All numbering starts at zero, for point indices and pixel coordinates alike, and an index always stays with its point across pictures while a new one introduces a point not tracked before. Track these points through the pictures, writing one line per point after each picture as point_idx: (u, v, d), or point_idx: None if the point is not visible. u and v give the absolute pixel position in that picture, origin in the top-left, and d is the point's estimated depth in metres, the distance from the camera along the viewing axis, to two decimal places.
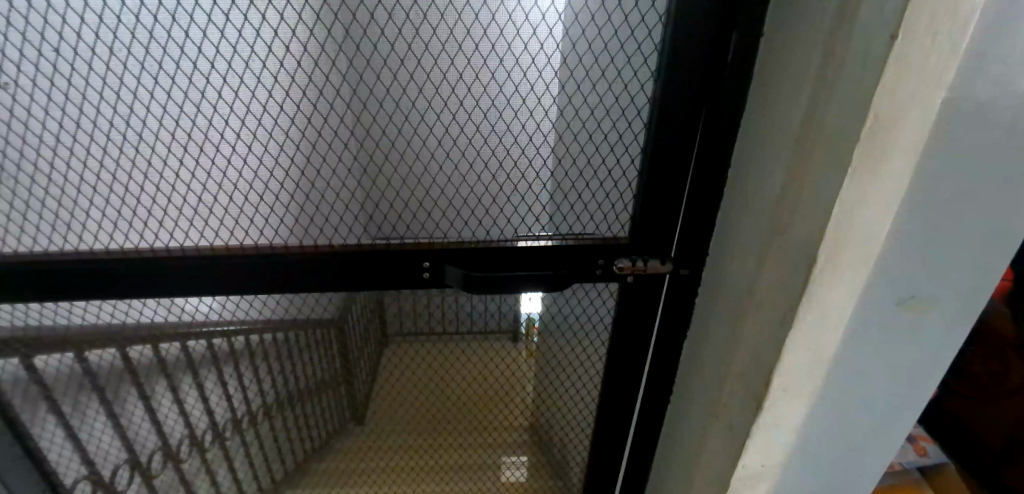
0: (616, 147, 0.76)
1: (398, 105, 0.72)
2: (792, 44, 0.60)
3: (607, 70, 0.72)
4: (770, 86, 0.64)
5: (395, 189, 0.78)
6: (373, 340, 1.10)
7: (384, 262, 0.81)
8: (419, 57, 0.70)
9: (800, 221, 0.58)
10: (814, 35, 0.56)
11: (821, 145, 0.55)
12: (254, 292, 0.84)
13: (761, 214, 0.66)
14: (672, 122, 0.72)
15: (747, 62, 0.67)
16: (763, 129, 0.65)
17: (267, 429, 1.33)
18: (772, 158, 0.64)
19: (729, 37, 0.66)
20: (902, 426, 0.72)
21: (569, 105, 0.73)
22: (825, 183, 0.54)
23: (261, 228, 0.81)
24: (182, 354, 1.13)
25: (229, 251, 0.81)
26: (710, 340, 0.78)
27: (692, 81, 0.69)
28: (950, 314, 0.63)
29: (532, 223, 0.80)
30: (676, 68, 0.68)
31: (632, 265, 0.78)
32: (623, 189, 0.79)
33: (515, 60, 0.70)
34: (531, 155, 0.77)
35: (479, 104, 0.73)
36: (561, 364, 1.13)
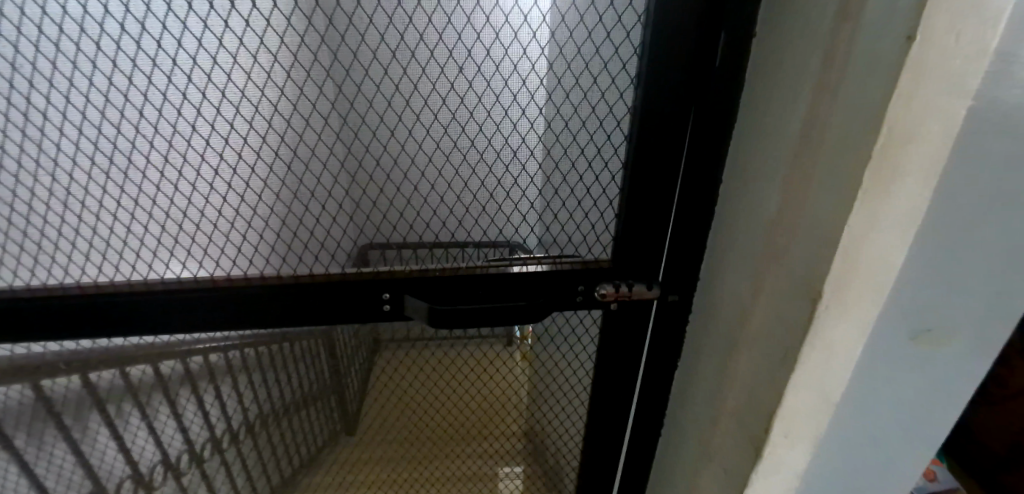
0: (594, 163, 0.69)
1: (345, 122, 0.63)
2: (791, 44, 0.52)
3: (580, 77, 0.64)
4: (765, 91, 0.56)
5: (348, 214, 0.69)
6: (361, 349, 1.01)
7: (342, 292, 0.73)
8: (367, 67, 0.60)
9: (800, 249, 0.51)
10: (813, 34, 0.49)
11: (823, 162, 0.47)
12: (215, 325, 0.75)
13: (758, 237, 0.58)
14: (658, 134, 0.64)
15: (739, 64, 0.59)
16: (760, 140, 0.58)
17: (250, 450, 1.19)
18: (769, 173, 0.56)
19: (718, 37, 0.58)
20: (922, 426, 0.62)
21: (540, 117, 0.66)
22: (833, 207, 0.46)
23: (200, 260, 0.71)
24: (153, 376, 1.03)
25: (171, 288, 0.71)
26: (704, 372, 0.70)
27: (678, 87, 0.61)
28: (968, 333, 0.55)
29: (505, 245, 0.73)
30: (660, 73, 0.60)
31: (616, 290, 0.70)
32: (603, 208, 0.71)
33: (477, 68, 0.62)
34: (500, 173, 0.69)
35: (439, 119, 0.65)
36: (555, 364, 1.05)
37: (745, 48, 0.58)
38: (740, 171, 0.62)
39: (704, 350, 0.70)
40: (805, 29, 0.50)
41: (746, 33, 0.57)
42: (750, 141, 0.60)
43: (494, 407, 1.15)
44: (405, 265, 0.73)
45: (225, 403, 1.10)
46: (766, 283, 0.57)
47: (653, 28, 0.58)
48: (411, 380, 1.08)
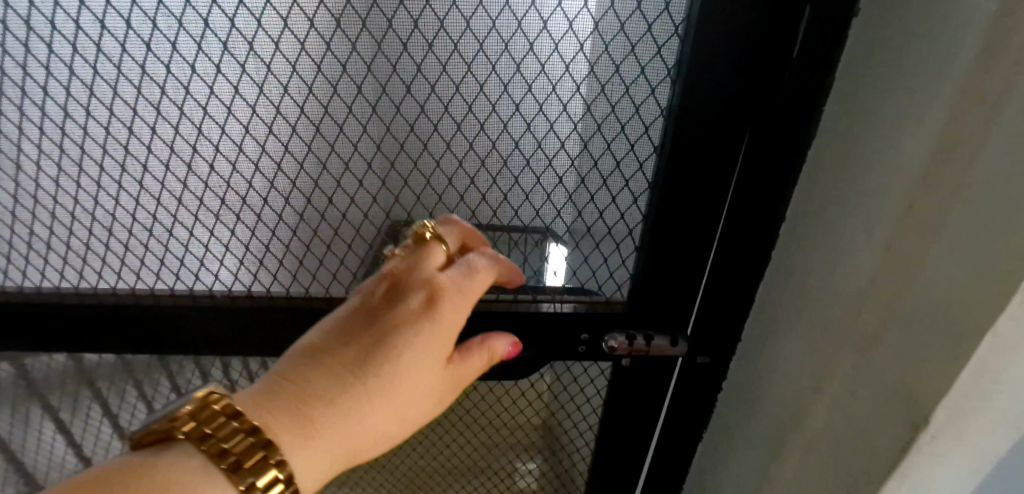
0: (610, 181, 0.49)
1: (279, 111, 0.44)
2: (913, 35, 0.34)
3: (599, 64, 0.43)
4: (865, 102, 0.39)
5: (287, 229, 0.51)
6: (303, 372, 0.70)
7: (274, 325, 0.55)
8: (302, 39, 0.41)
9: (902, 345, 0.34)
10: (953, 27, 0.31)
11: (961, 232, 0.30)
12: (112, 349, 0.57)
13: (835, 312, 0.41)
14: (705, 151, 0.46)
15: (830, 57, 0.41)
16: (851, 172, 0.40)
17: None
18: (863, 222, 0.38)
19: (804, 16, 0.39)
20: None
21: (540, 115, 0.46)
22: (966, 300, 0.29)
23: (98, 273, 0.54)
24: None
25: (57, 300, 0.54)
26: (741, 459, 0.54)
27: (740, 88, 0.42)
28: None
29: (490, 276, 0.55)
30: (717, 64, 0.41)
31: (628, 344, 0.54)
32: (620, 240, 0.53)
33: (453, 43, 0.42)
34: (485, 187, 0.50)
35: (403, 111, 0.45)
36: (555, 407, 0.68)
37: (839, 36, 0.40)
38: (816, 210, 0.44)
39: (740, 425, 0.55)
40: (942, 14, 0.31)
41: (845, 13, 0.39)
42: (835, 170, 0.42)
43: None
44: None
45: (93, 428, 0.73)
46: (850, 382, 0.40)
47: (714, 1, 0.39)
48: (401, 462, 0.75)
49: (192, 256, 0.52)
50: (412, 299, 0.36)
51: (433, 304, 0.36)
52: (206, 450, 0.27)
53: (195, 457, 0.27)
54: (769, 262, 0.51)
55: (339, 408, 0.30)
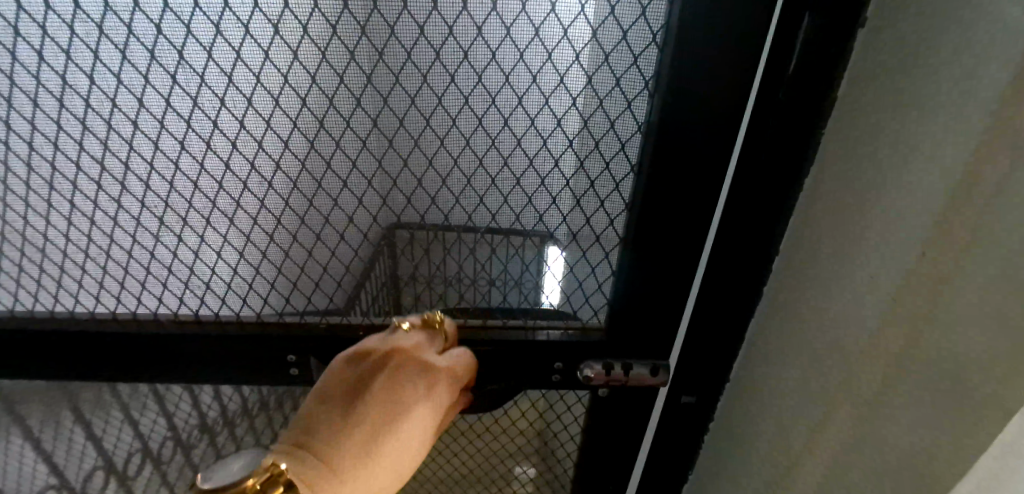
0: (585, 201, 0.45)
1: (215, 126, 0.40)
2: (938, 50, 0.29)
3: (568, 74, 0.39)
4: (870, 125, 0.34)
5: (233, 251, 0.46)
6: (252, 413, 0.63)
7: (224, 351, 0.50)
8: (238, 48, 0.37)
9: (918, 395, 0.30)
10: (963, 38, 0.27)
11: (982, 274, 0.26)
12: (51, 376, 0.52)
13: (834, 351, 0.37)
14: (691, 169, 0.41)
15: (830, 73, 0.36)
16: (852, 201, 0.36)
17: None
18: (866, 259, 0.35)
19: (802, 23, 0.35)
20: None
21: (505, 129, 0.42)
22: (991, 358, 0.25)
23: (33, 295, 0.49)
24: None
25: None
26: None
27: (723, 103, 0.38)
28: None
29: (457, 300, 0.51)
30: (702, 75, 0.37)
31: (605, 373, 0.50)
32: (596, 264, 0.48)
33: (405, 51, 0.38)
34: (448, 206, 0.46)
35: (354, 126, 0.41)
36: (519, 442, 0.62)
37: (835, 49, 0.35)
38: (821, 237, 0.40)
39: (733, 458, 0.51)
40: (955, 24, 0.28)
41: (849, 23, 0.34)
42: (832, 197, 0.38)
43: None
44: (318, 319, 0.50)
45: (39, 465, 0.68)
46: (856, 431, 0.36)
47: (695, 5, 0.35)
48: None
49: (133, 278, 0.48)
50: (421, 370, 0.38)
51: (436, 378, 0.38)
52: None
53: None
54: (761, 291, 0.46)
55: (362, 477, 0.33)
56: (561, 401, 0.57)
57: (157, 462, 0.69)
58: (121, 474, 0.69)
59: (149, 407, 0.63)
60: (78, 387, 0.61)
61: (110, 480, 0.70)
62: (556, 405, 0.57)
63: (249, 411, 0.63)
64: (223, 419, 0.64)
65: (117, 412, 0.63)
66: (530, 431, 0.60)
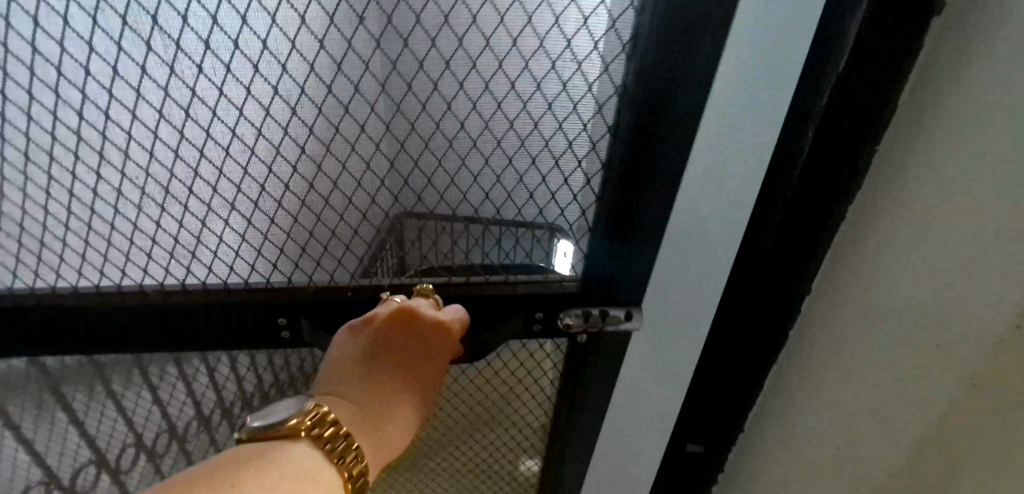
0: (563, 161, 0.47)
1: (195, 94, 0.39)
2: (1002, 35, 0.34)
3: (548, 38, 0.40)
4: (931, 114, 0.40)
5: (218, 220, 0.46)
6: (239, 386, 0.64)
7: (213, 320, 0.51)
8: (215, 13, 0.36)
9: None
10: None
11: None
12: (33, 353, 0.52)
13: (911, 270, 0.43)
14: (669, 139, 0.42)
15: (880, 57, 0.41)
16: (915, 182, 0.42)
17: None
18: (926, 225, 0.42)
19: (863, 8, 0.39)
20: None
21: (486, 93, 0.43)
22: None
23: (8, 269, 0.48)
24: None
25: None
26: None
27: (695, 83, 0.39)
28: None
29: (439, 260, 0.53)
30: (670, 55, 0.38)
31: (584, 321, 0.54)
32: (574, 218, 0.51)
33: (386, 17, 0.38)
34: (431, 170, 0.47)
35: (336, 92, 0.41)
36: (498, 389, 0.67)
37: (871, 39, 0.40)
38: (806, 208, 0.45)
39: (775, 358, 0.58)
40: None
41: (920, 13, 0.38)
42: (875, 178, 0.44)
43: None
44: (307, 284, 0.51)
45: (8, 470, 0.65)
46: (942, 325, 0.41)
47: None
48: None
49: (115, 250, 0.47)
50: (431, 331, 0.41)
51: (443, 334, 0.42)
52: (314, 438, 0.32)
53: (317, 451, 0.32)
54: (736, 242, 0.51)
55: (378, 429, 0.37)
56: (538, 346, 0.61)
57: (151, 448, 0.68)
58: (104, 468, 0.68)
59: (139, 390, 0.62)
60: (56, 374, 0.60)
61: (100, 473, 0.68)
62: (534, 350, 0.61)
63: (249, 387, 0.64)
64: (216, 396, 0.65)
65: (108, 397, 0.62)
66: (526, 382, 0.65)
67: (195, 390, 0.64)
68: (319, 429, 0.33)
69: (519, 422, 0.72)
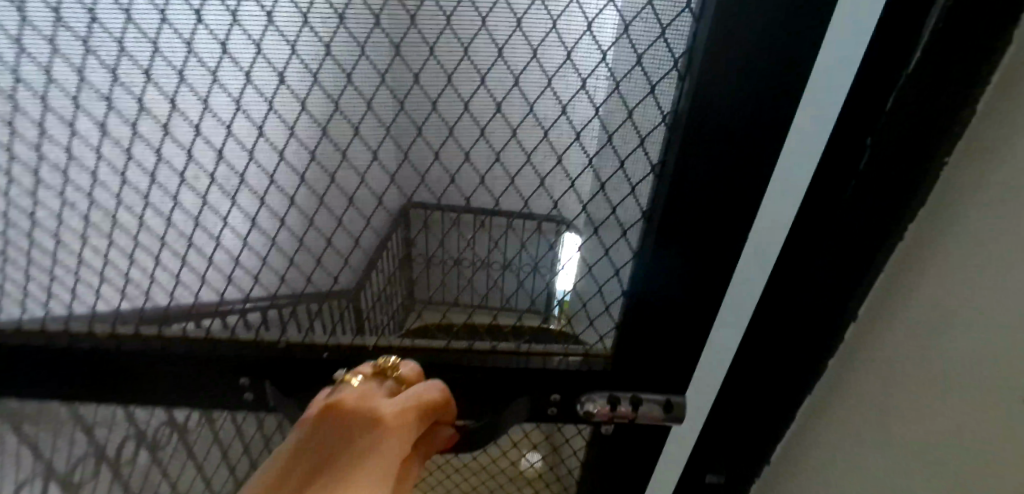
0: (592, 205, 0.37)
1: (141, 107, 0.33)
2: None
3: (576, 51, 0.32)
4: (1009, 146, 0.27)
5: (175, 257, 0.40)
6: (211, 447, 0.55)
7: (169, 373, 0.43)
8: (163, 10, 0.30)
9: None
10: None
11: None
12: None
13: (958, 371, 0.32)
14: (729, 175, 0.32)
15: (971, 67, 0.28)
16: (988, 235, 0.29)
17: None
18: (1006, 302, 0.28)
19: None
20: None
21: (497, 118, 0.34)
22: None
23: None
24: None
25: None
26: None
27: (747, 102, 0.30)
28: None
29: (448, 304, 0.45)
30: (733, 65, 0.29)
31: (611, 410, 0.43)
32: (606, 280, 0.40)
33: (371, 17, 0.30)
34: (427, 208, 0.39)
35: (312, 110, 0.33)
36: (505, 469, 0.55)
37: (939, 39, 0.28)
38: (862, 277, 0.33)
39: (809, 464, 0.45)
40: None
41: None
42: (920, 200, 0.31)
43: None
44: (276, 339, 0.42)
45: None
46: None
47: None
48: None
49: (73, 280, 0.42)
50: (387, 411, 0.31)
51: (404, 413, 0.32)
52: None
53: None
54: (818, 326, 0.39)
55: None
56: (554, 432, 0.49)
57: None
58: None
59: (86, 452, 0.53)
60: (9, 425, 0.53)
61: None
62: (549, 436, 0.50)
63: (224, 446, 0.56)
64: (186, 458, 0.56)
65: (51, 453, 0.53)
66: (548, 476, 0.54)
67: (153, 453, 0.54)
68: None
69: None
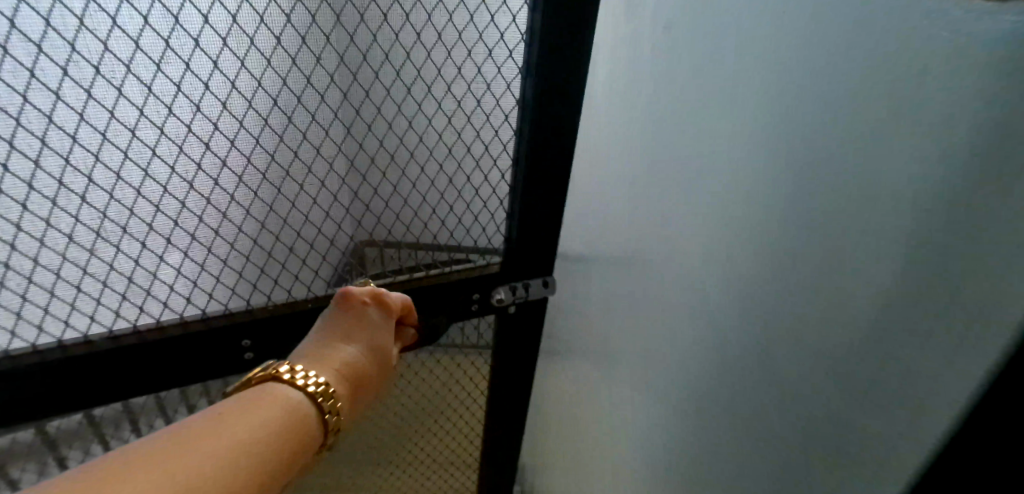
0: (483, 162, 0.60)
1: (163, 133, 0.43)
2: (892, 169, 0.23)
3: (464, 67, 0.53)
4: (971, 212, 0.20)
5: (178, 253, 0.49)
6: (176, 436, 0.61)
7: (174, 356, 0.51)
8: (187, 59, 0.41)
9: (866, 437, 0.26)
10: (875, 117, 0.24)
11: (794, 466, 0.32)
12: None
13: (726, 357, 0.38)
14: (547, 142, 0.55)
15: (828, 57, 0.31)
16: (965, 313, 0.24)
17: None
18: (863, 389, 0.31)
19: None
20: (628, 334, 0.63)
21: (420, 113, 0.55)
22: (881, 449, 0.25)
23: None
24: None
25: None
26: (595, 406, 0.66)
27: (556, 101, 0.53)
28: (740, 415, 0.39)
29: (399, 254, 0.63)
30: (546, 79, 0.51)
31: (512, 294, 0.67)
32: (494, 209, 0.63)
33: (338, 56, 0.47)
34: (375, 181, 0.58)
35: (296, 120, 0.48)
36: (434, 363, 0.76)
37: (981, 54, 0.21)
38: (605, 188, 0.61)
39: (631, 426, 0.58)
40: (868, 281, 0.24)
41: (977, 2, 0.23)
42: (838, 302, 0.27)
43: (493, 472, 0.92)
44: (266, 302, 0.55)
45: None
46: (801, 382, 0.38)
47: (534, 12, 0.48)
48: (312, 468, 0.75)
49: (61, 301, 0.45)
50: (377, 314, 0.54)
51: (386, 315, 0.55)
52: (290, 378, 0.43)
53: (288, 391, 0.42)
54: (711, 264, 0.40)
55: (354, 393, 0.49)
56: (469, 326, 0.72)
57: None
58: None
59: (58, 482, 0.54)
60: None
61: None
62: (465, 329, 0.72)
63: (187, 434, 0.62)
64: None
65: None
66: (473, 357, 0.77)
67: None
68: (293, 375, 0.43)
69: (454, 391, 0.81)
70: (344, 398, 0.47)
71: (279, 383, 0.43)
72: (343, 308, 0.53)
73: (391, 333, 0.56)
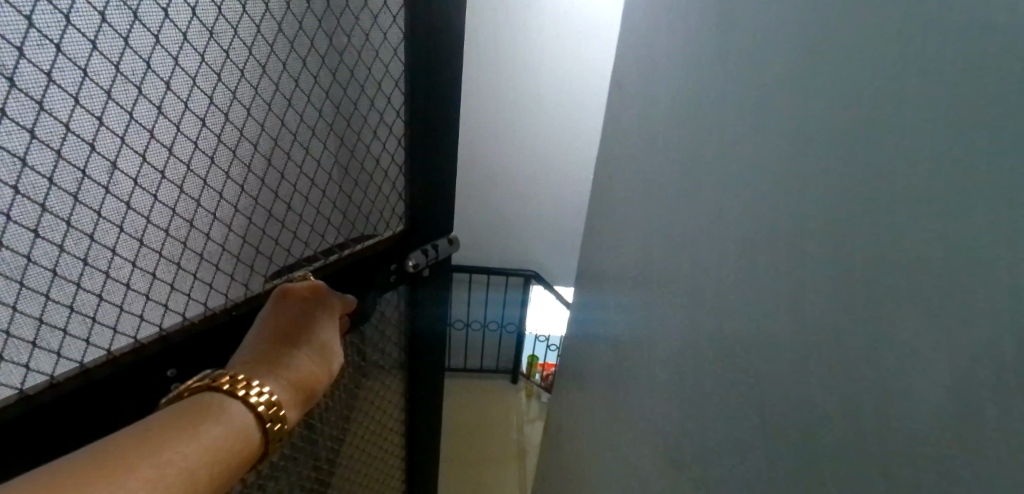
0: (378, 131, 0.60)
1: (35, 137, 0.35)
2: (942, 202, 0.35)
3: (353, 35, 0.53)
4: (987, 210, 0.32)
5: (68, 284, 0.41)
6: None
7: (82, 407, 0.44)
8: (59, 42, 0.34)
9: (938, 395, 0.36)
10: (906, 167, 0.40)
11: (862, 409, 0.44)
12: None
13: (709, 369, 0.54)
14: (438, 104, 0.60)
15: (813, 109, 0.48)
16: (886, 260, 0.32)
17: None
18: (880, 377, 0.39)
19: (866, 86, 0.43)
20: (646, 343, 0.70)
21: (316, 86, 0.53)
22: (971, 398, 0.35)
23: None
24: None
25: None
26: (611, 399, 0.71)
27: (440, 60, 0.57)
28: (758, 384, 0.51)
29: (314, 242, 0.60)
30: (428, 39, 0.56)
31: (423, 258, 0.70)
32: (395, 178, 0.64)
33: (232, 29, 0.44)
34: (282, 165, 0.53)
35: (192, 106, 0.43)
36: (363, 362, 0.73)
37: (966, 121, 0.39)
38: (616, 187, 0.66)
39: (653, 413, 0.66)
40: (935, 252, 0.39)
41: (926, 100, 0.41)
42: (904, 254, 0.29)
43: (420, 446, 0.94)
44: (181, 322, 0.49)
45: None
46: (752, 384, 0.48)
47: None
48: None
49: None
50: (318, 313, 0.53)
51: (327, 314, 0.54)
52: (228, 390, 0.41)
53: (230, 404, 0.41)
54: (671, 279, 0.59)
55: (297, 399, 0.48)
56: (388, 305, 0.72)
57: None
58: None
59: None
60: None
61: None
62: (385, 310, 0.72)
63: None
64: None
65: None
66: (392, 334, 0.76)
67: None
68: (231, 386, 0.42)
69: (378, 383, 0.79)
70: (290, 403, 0.46)
71: (220, 394, 0.41)
72: (281, 308, 0.52)
73: (332, 335, 0.54)
